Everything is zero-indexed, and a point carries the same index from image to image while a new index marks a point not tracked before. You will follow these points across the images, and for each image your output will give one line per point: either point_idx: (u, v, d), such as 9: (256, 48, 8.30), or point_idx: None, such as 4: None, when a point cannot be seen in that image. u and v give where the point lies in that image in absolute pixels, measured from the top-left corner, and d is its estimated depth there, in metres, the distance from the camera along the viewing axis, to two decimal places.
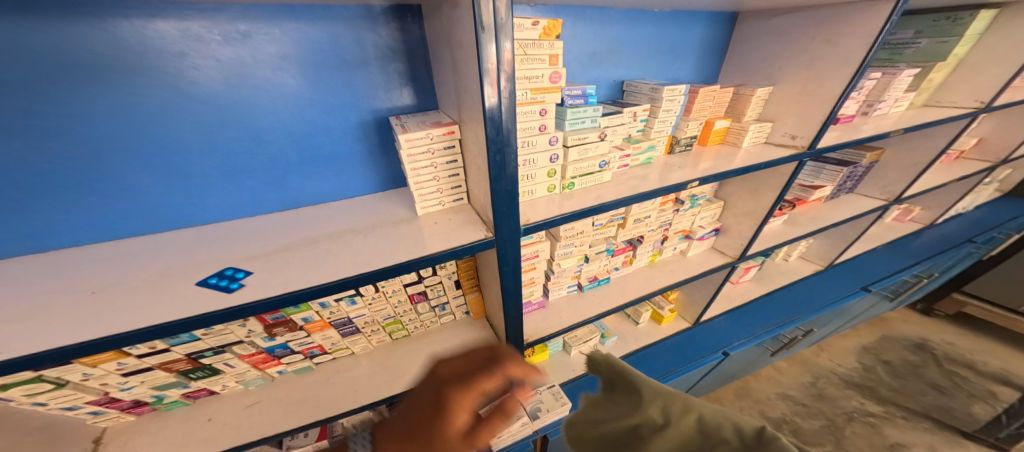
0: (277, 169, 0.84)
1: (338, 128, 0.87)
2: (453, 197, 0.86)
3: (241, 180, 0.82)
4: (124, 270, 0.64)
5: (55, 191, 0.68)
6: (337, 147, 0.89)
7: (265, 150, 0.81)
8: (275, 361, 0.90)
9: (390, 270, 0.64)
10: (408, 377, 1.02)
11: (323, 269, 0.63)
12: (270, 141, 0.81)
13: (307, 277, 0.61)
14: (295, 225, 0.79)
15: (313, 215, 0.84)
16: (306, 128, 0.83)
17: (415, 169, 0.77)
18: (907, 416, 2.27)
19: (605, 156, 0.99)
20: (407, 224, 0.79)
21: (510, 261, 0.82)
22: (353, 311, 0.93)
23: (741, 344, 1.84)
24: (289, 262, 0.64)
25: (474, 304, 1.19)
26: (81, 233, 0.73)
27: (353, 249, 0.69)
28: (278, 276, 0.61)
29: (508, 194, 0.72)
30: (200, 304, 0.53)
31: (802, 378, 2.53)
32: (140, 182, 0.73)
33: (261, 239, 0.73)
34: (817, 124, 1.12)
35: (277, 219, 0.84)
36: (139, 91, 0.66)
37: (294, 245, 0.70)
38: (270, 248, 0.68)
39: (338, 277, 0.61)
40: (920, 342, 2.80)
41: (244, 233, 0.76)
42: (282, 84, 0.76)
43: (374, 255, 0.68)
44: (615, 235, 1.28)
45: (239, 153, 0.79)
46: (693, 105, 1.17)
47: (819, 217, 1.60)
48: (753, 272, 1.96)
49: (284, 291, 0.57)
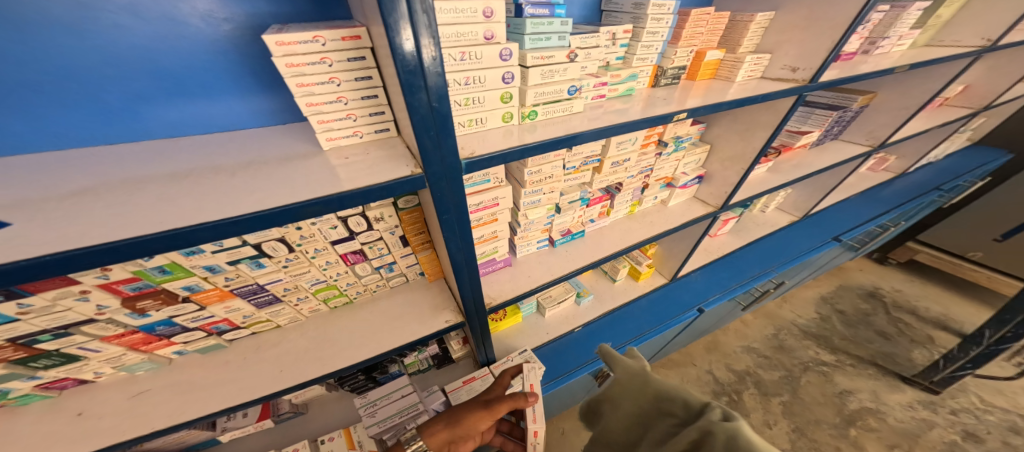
0: (95, 87, 0.60)
1: (190, 34, 0.62)
2: (372, 127, 0.65)
3: (38, 100, 0.58)
4: None
5: None
6: (191, 60, 0.64)
7: (67, 57, 0.57)
8: (164, 341, 0.72)
9: (263, 217, 0.46)
10: (343, 351, 0.87)
11: (150, 217, 0.43)
12: (70, 44, 0.56)
13: (118, 227, 0.41)
14: (139, 162, 0.57)
15: (170, 149, 0.63)
16: (134, 30, 0.58)
17: (302, 84, 0.55)
18: (855, 363, 2.40)
19: (576, 80, 0.81)
20: (307, 161, 0.59)
21: (447, 206, 0.65)
22: (262, 276, 0.73)
23: (716, 299, 1.82)
24: (96, 209, 0.44)
25: (427, 263, 1.03)
26: None
27: (208, 191, 0.49)
28: (58, 230, 0.40)
29: (433, 116, 0.52)
30: None
31: (765, 330, 2.62)
32: None
33: (69, 178, 0.51)
34: (822, 54, 0.96)
35: (107, 154, 0.61)
36: None
37: (113, 188, 0.49)
38: (74, 193, 0.47)
39: (174, 227, 0.42)
40: (873, 290, 2.93)
41: (45, 171, 0.54)
42: None
43: (245, 196, 0.49)
44: (591, 181, 1.14)
45: (18, 57, 0.54)
46: (683, 30, 0.97)
47: (803, 165, 1.47)
48: (732, 223, 1.88)
49: (65, 249, 0.37)
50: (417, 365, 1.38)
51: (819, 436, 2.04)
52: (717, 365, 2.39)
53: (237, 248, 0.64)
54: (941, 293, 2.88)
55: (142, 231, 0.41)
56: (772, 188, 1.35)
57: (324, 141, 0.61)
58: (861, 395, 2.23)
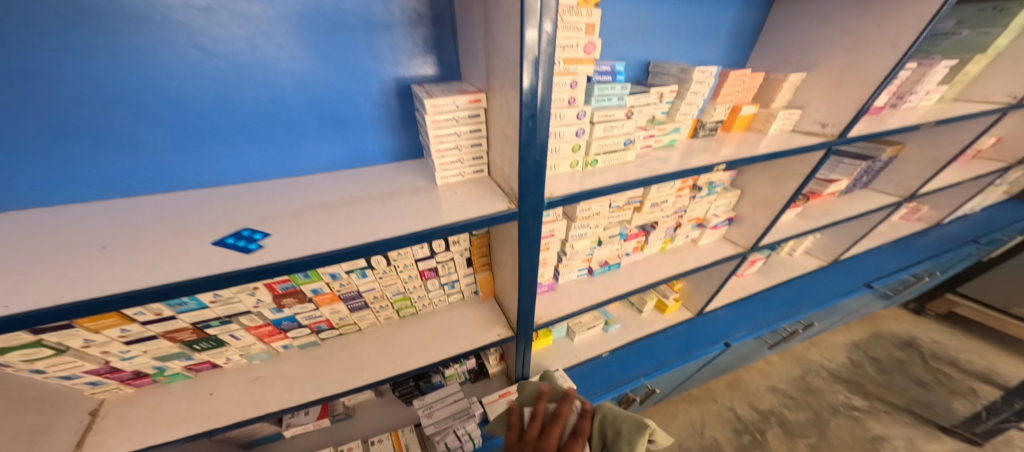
0: (291, 135, 0.81)
1: (358, 94, 0.83)
2: (473, 169, 0.83)
3: (256, 143, 0.79)
4: (138, 224, 0.63)
5: (52, 142, 0.63)
6: (354, 112, 0.85)
7: (281, 112, 0.78)
8: (281, 335, 0.89)
9: (409, 238, 0.63)
10: (414, 356, 1.00)
11: (340, 235, 0.61)
12: (287, 105, 0.77)
13: (319, 242, 0.59)
14: (309, 193, 0.77)
15: (328, 182, 0.82)
16: (326, 92, 0.79)
17: (439, 135, 0.73)
18: (890, 410, 2.33)
19: (631, 134, 0.95)
20: (425, 193, 0.77)
21: (528, 235, 0.79)
22: (362, 284, 0.91)
23: (742, 336, 1.83)
24: (304, 227, 0.63)
25: (484, 283, 1.16)
26: (82, 189, 0.69)
27: (366, 218, 0.67)
28: (296, 239, 0.60)
29: (535, 166, 0.68)
30: (222, 262, 0.53)
31: (791, 371, 2.59)
32: (146, 138, 0.69)
33: (273, 202, 0.72)
34: (851, 112, 1.08)
35: (294, 185, 0.81)
36: (142, 40, 0.61)
37: (310, 209, 0.69)
38: (286, 211, 0.68)
39: (361, 242, 0.59)
40: (909, 340, 2.86)
41: (260, 197, 0.75)
42: (302, 46, 0.72)
43: (392, 223, 0.66)
44: (630, 219, 1.26)
45: (253, 113, 0.75)
46: (722, 88, 1.11)
47: (831, 211, 1.57)
48: (759, 263, 1.95)
49: (303, 254, 0.55)
50: (456, 378, 1.47)
51: None
52: (739, 402, 2.37)
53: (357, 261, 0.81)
54: (975, 344, 2.79)
55: (337, 244, 0.58)
56: (801, 233, 1.44)
57: (439, 178, 0.79)
58: (896, 442, 2.15)
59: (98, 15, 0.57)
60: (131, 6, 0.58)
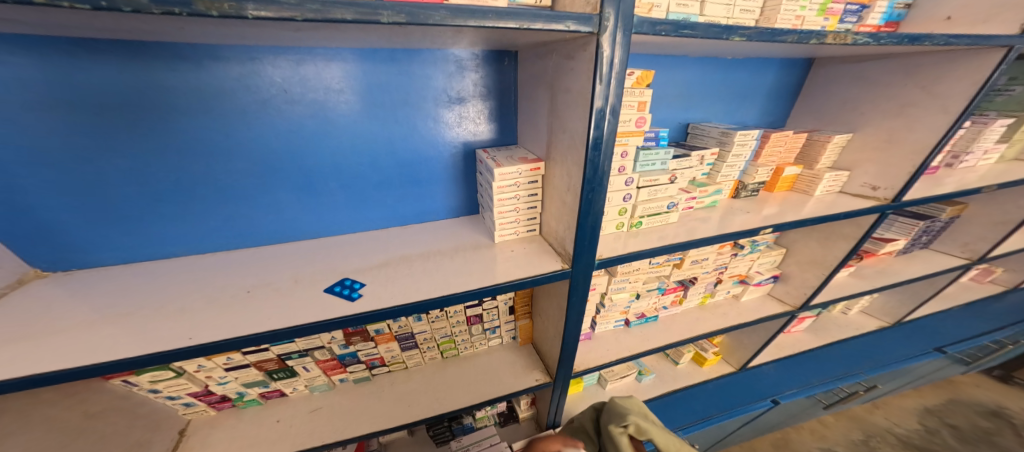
0: (377, 191, 0.95)
1: (435, 156, 0.97)
2: (527, 228, 0.91)
3: (352, 197, 0.93)
4: (259, 273, 0.77)
5: (213, 200, 0.81)
6: (430, 171, 0.98)
7: (375, 172, 0.93)
8: (341, 368, 0.98)
9: (474, 293, 0.71)
10: (456, 398, 1.03)
11: (418, 289, 0.72)
12: (379, 166, 0.92)
13: (401, 295, 0.69)
14: (388, 246, 0.90)
15: (403, 236, 0.95)
16: (411, 155, 0.94)
17: (501, 199, 0.83)
18: None
19: (673, 197, 0.99)
20: (486, 249, 0.87)
21: (578, 291, 0.84)
22: (416, 326, 1.00)
23: (792, 394, 1.79)
24: (388, 279, 0.75)
25: (523, 330, 1.19)
26: (224, 238, 0.85)
27: (436, 272, 0.78)
28: (385, 290, 0.71)
29: (589, 231, 0.74)
30: (332, 307, 0.65)
31: (851, 434, 2.30)
32: (276, 195, 0.86)
33: (361, 254, 0.85)
34: (905, 176, 1.05)
35: (378, 238, 0.94)
36: (290, 119, 0.79)
37: (391, 261, 0.82)
38: (372, 263, 0.81)
39: (435, 296, 0.70)
40: (997, 409, 2.48)
41: (350, 249, 0.88)
42: (399, 118, 0.89)
43: (458, 278, 0.76)
44: (670, 274, 1.26)
45: (354, 173, 0.91)
46: (763, 150, 1.14)
47: (889, 272, 1.49)
48: (809, 321, 1.83)
49: (392, 304, 0.67)
50: (486, 420, 1.47)
51: None
52: None
53: None
54: None
55: (417, 297, 0.69)
56: (856, 294, 1.37)
57: (497, 235, 0.89)
58: None
59: (268, 104, 0.76)
60: (290, 97, 0.77)
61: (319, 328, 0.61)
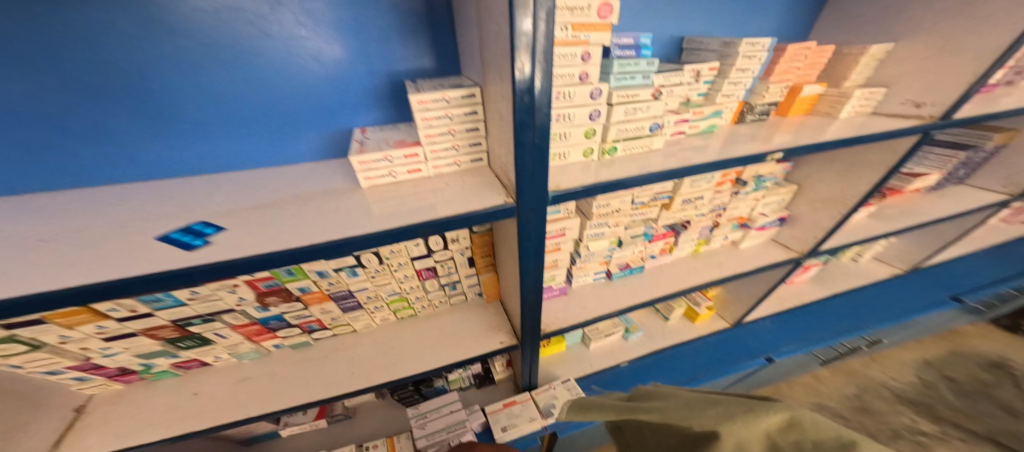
0: (275, 119, 0.75)
1: (344, 77, 0.76)
2: (470, 157, 0.72)
3: (235, 130, 0.74)
4: (83, 218, 0.56)
5: (25, 126, 0.60)
6: (339, 96, 0.78)
7: (261, 96, 0.72)
8: (270, 334, 0.84)
9: (383, 237, 0.53)
10: (408, 361, 0.92)
11: (313, 230, 0.53)
12: (265, 88, 0.72)
13: (280, 238, 0.51)
14: (285, 184, 0.70)
15: (304, 173, 0.76)
16: (308, 74, 0.73)
17: (426, 118, 0.62)
18: (964, 438, 1.91)
19: (658, 117, 0.80)
20: (413, 184, 0.67)
21: (531, 235, 0.67)
22: (353, 284, 0.81)
23: (789, 350, 1.66)
24: (261, 222, 0.55)
25: (488, 286, 1.05)
26: (58, 178, 0.66)
27: (341, 212, 0.58)
28: (253, 235, 0.52)
29: (534, 152, 0.55)
30: (149, 260, 0.44)
31: (843, 389, 2.14)
32: (121, 122, 0.66)
33: (245, 192, 0.66)
34: (959, 88, 0.84)
35: (269, 177, 0.75)
36: (113, 13, 0.57)
37: (280, 202, 0.61)
38: (255, 203, 0.61)
39: (322, 240, 0.50)
40: (998, 361, 2.26)
41: (231, 189, 0.69)
42: (283, 19, 0.66)
43: (360, 216, 0.57)
44: (657, 217, 1.11)
45: (230, 96, 0.70)
46: (777, 65, 0.91)
47: (914, 211, 1.30)
48: (814, 270, 1.67)
49: (253, 252, 0.47)
50: (459, 382, 1.43)
51: None
52: None
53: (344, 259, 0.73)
54: None
55: (305, 241, 0.51)
56: (874, 236, 1.19)
57: (431, 167, 0.69)
58: None
59: None
60: None
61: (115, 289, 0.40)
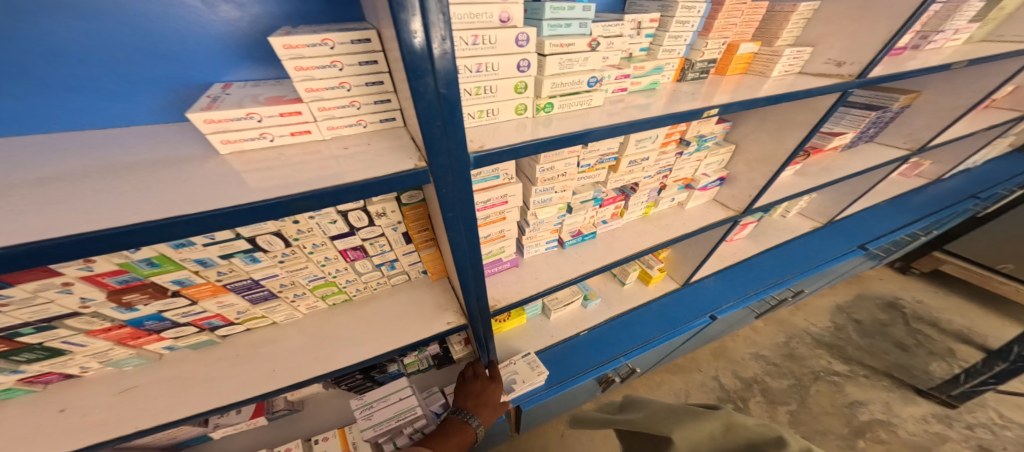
0: (86, 68, 0.58)
1: (187, 13, 0.59)
2: (377, 116, 0.58)
3: (29, 79, 0.56)
4: None
5: None
6: (185, 39, 0.61)
7: (58, 34, 0.54)
8: (151, 337, 0.70)
9: (241, 210, 0.40)
10: (339, 352, 0.83)
11: (141, 200, 0.40)
12: (59, 22, 0.53)
13: (79, 215, 0.37)
14: (114, 149, 0.54)
15: (151, 135, 0.60)
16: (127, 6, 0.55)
17: (301, 68, 0.49)
18: (869, 374, 2.18)
19: (597, 71, 0.75)
20: (300, 148, 0.53)
21: (454, 204, 0.58)
22: (257, 272, 0.68)
23: (729, 306, 1.78)
24: (62, 194, 0.41)
25: (430, 262, 0.97)
26: None
27: (193, 176, 0.45)
28: (22, 214, 0.37)
29: (442, 106, 0.44)
30: None
31: (776, 338, 2.40)
32: None
33: (39, 163, 0.49)
34: (875, 48, 0.87)
35: (92, 140, 0.59)
36: None
37: (96, 172, 0.46)
38: (51, 176, 0.45)
39: (141, 218, 0.37)
40: (892, 300, 2.65)
41: (22, 155, 0.52)
42: None
43: (215, 183, 0.44)
44: (606, 180, 1.09)
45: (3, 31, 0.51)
46: (716, 20, 0.89)
47: (833, 168, 1.40)
48: (750, 228, 1.80)
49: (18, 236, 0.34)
50: (417, 365, 1.38)
51: (827, 447, 1.86)
52: (723, 371, 2.22)
53: (230, 241, 0.60)
54: (967, 303, 2.61)
55: (117, 217, 0.37)
56: (800, 192, 1.27)
57: (325, 129, 0.55)
58: (874, 407, 2.03)
59: None
60: None
61: None
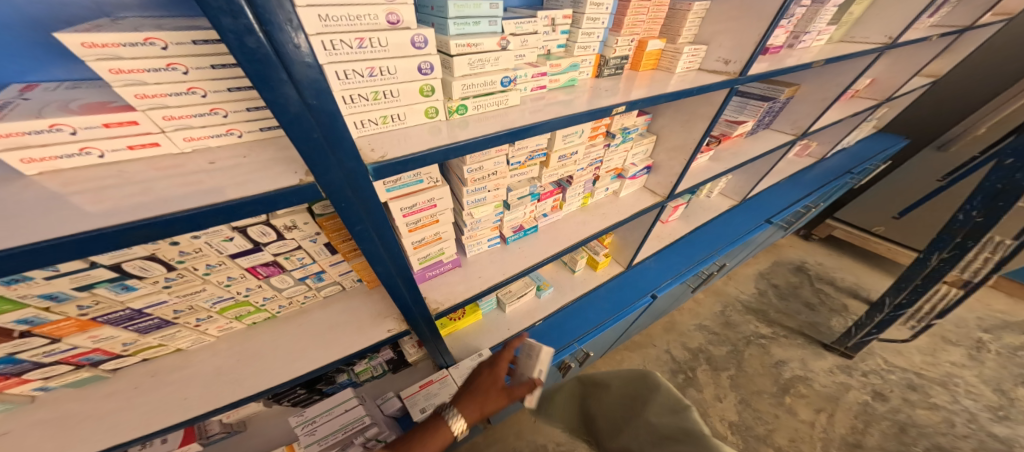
0: None
1: None
2: (250, 124, 0.54)
3: None
4: None
5: None
6: None
7: None
8: (14, 379, 0.61)
9: (78, 240, 0.36)
10: (260, 375, 0.77)
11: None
12: None
13: None
14: None
15: None
16: None
17: (117, 70, 0.44)
18: (787, 334, 2.51)
19: (510, 70, 0.76)
20: (163, 163, 0.49)
21: (360, 216, 0.57)
22: (135, 300, 0.61)
23: (667, 284, 1.90)
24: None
25: (362, 271, 0.93)
26: None
27: (23, 199, 0.40)
28: None
29: (315, 116, 0.42)
30: None
31: (715, 307, 2.67)
32: None
33: None
34: (749, 48, 0.97)
35: None
36: None
37: None
38: None
39: None
40: (800, 265, 3.05)
41: None
42: None
43: (50, 209, 0.39)
44: (540, 176, 1.13)
45: None
46: (625, 17, 0.94)
47: (739, 153, 1.56)
48: (682, 210, 1.97)
49: None
50: (370, 372, 1.33)
51: (761, 406, 2.12)
52: (674, 344, 2.43)
53: (84, 271, 0.52)
54: (857, 262, 3.09)
55: None
56: (714, 176, 1.41)
57: (180, 141, 0.51)
58: (794, 364, 2.34)
59: None
60: None
61: None
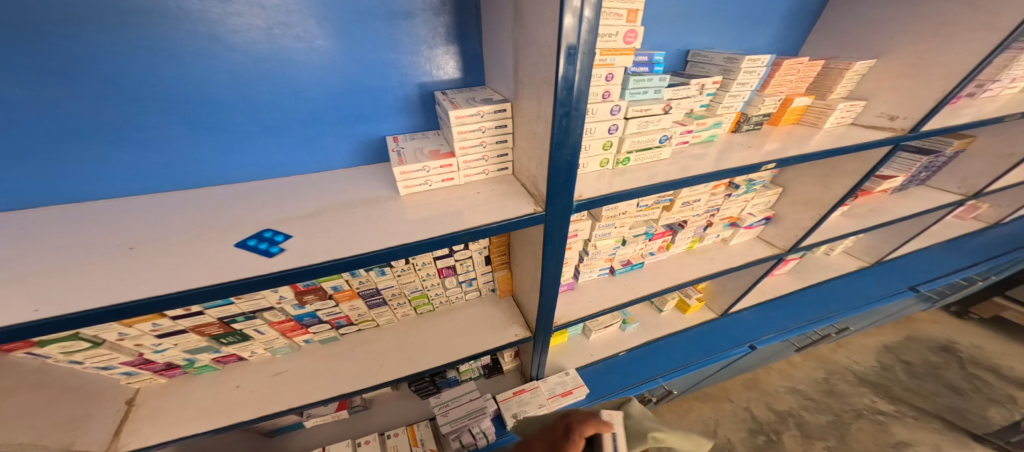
0: (310, 130, 0.78)
1: (379, 87, 0.79)
2: (497, 166, 0.78)
3: (276, 139, 0.77)
4: (154, 223, 0.62)
5: (85, 139, 0.64)
6: (374, 105, 0.81)
7: (303, 107, 0.75)
8: (303, 330, 0.89)
9: (423, 245, 0.59)
10: (427, 356, 0.97)
11: (361, 237, 0.59)
12: (303, 99, 0.74)
13: (340, 246, 0.57)
14: (318, 192, 0.75)
15: (344, 178, 0.80)
16: (342, 84, 0.75)
17: (462, 132, 0.67)
18: (917, 415, 2.09)
19: (667, 130, 0.88)
20: (445, 192, 0.73)
21: (555, 239, 0.74)
22: (381, 282, 0.87)
23: (770, 338, 1.78)
24: (312, 228, 0.61)
25: (501, 281, 1.11)
26: (105, 185, 0.69)
27: (383, 216, 0.65)
28: (317, 243, 0.58)
29: (565, 167, 0.61)
30: (229, 271, 0.51)
31: (814, 373, 2.34)
32: (170, 134, 0.68)
33: (294, 200, 0.71)
34: (931, 103, 0.94)
35: (307, 182, 0.78)
36: (162, 37, 0.60)
37: (320, 212, 0.66)
38: (305, 211, 0.67)
39: (379, 248, 0.57)
40: (946, 344, 2.51)
41: (278, 194, 0.73)
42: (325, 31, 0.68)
43: (399, 230, 0.61)
44: (658, 218, 1.20)
45: (273, 109, 0.73)
46: (772, 78, 1.00)
47: (880, 210, 1.44)
48: (794, 264, 1.83)
49: (325, 259, 0.54)
50: (469, 372, 1.52)
51: None
52: (756, 402, 2.19)
53: None
54: None
55: (361, 249, 0.56)
56: (847, 233, 1.32)
57: (463, 176, 0.75)
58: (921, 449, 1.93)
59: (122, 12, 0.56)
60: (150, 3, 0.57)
61: (191, 297, 0.47)
